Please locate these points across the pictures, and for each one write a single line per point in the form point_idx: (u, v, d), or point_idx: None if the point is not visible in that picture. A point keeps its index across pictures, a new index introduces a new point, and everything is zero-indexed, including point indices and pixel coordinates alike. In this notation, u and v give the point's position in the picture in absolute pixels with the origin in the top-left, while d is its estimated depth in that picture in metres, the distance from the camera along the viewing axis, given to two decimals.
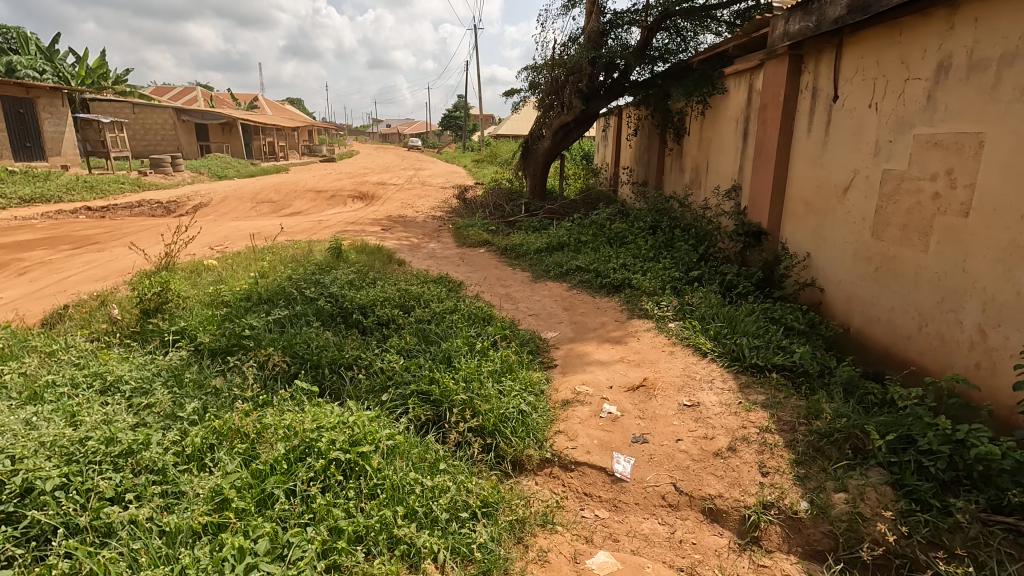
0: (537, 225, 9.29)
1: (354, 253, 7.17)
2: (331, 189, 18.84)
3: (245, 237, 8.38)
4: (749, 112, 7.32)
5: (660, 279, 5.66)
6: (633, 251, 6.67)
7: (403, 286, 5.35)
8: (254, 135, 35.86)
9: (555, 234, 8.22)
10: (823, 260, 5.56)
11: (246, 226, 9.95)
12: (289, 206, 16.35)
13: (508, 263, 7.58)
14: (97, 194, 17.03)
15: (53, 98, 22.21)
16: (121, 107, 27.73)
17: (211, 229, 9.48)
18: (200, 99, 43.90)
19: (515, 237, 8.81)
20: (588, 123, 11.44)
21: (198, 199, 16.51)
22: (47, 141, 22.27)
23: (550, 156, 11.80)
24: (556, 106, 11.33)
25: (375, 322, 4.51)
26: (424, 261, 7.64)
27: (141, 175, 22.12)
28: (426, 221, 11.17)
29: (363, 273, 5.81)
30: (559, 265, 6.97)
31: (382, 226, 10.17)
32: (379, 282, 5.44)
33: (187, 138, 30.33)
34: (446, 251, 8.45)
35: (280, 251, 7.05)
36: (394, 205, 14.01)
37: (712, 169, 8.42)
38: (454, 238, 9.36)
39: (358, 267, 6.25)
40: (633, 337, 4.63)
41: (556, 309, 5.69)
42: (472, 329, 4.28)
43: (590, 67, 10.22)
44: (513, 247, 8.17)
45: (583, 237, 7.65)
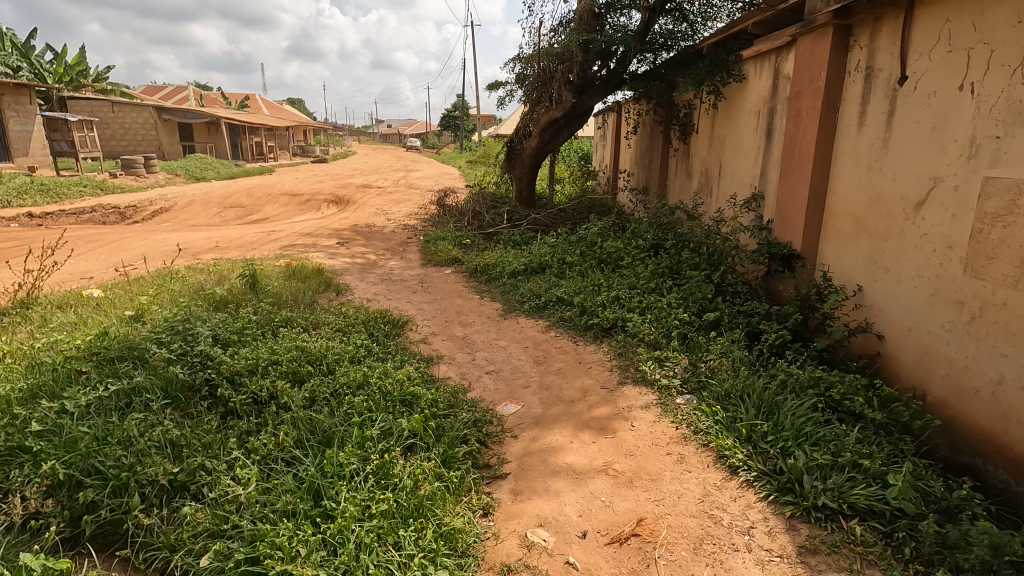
0: (518, 239, 7.89)
1: (282, 280, 5.75)
2: (308, 192, 17.46)
3: (163, 256, 7.00)
4: (774, 103, 5.90)
5: (665, 324, 4.23)
6: (628, 279, 5.25)
7: (313, 337, 3.91)
8: (241, 135, 34.54)
9: (537, 252, 6.79)
10: (882, 297, 4.14)
11: (182, 238, 8.58)
12: (258, 212, 14.98)
13: (476, 290, 6.17)
14: (52, 199, 15.70)
15: (20, 95, 20.95)
16: (99, 105, 26.47)
17: (134, 243, 8.10)
18: (190, 98, 42.63)
19: (490, 253, 7.40)
20: (581, 120, 9.99)
21: (160, 203, 15.15)
22: (12, 141, 20.99)
23: (537, 158, 10.35)
24: (544, 100, 9.90)
25: (247, 403, 3.09)
26: (374, 287, 6.22)
27: (111, 176, 20.81)
28: (395, 231, 9.75)
29: (270, 314, 4.38)
30: (536, 295, 5.56)
31: (340, 239, 8.78)
32: (282, 332, 4.00)
33: (169, 138, 29.03)
34: (406, 272, 7.04)
35: (190, 276, 5.65)
36: (367, 211, 12.61)
37: (728, 174, 6.97)
38: (421, 254, 7.96)
39: (272, 304, 4.81)
40: (624, 421, 3.19)
41: (523, 362, 4.26)
42: (379, 417, 2.85)
43: (581, 54, 8.78)
44: (485, 268, 6.74)
45: (568, 257, 6.22)
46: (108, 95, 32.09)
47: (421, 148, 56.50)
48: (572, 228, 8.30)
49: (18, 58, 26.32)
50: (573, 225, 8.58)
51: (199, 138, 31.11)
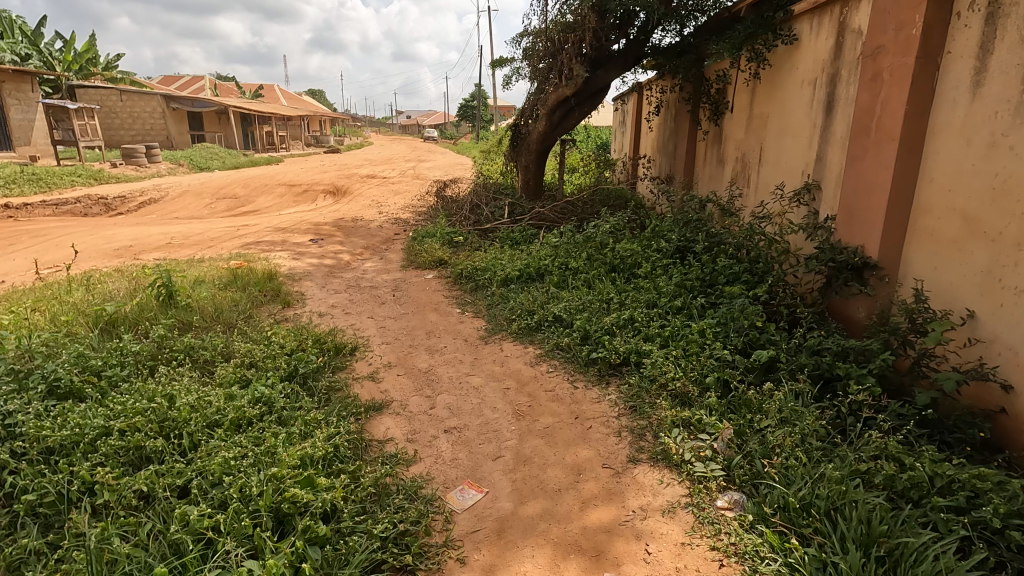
0: (516, 236, 6.70)
1: (214, 289, 4.65)
2: (307, 183, 16.43)
3: (98, 256, 5.97)
4: (839, 67, 4.59)
5: (698, 366, 3.03)
6: (647, 294, 4.04)
7: (196, 383, 2.79)
8: (252, 124, 33.79)
9: (536, 254, 5.58)
10: (1011, 330, 2.90)
11: (136, 232, 7.55)
12: (250, 203, 14.00)
13: (457, 301, 5.01)
14: (40, 188, 14.92)
15: (20, 82, 20.34)
16: (107, 93, 25.88)
17: (81, 238, 7.11)
18: (205, 88, 42.15)
19: (482, 254, 6.22)
20: (595, 99, 8.70)
21: (151, 193, 14.29)
22: (14, 129, 20.40)
23: (545, 143, 9.08)
24: (552, 77, 8.62)
25: (43, 505, 1.99)
26: (333, 297, 5.08)
27: (111, 166, 20.07)
28: (382, 226, 8.62)
29: (161, 346, 3.27)
30: (528, 312, 4.39)
31: (317, 236, 7.67)
32: (160, 374, 2.88)
33: (178, 128, 28.37)
34: (380, 276, 5.90)
35: (99, 284, 4.58)
36: (361, 203, 11.50)
37: (772, 160, 5.68)
38: (404, 254, 6.82)
39: (178, 329, 3.70)
40: (635, 542, 2.04)
41: (498, 413, 3.10)
42: (221, 553, 1.76)
43: (594, 20, 7.47)
44: (472, 273, 5.56)
45: (572, 263, 5.00)
46: (119, 83, 31.57)
47: (439, 139, 55.30)
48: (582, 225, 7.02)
49: (26, 46, 25.80)
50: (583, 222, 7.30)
51: (209, 128, 30.42)
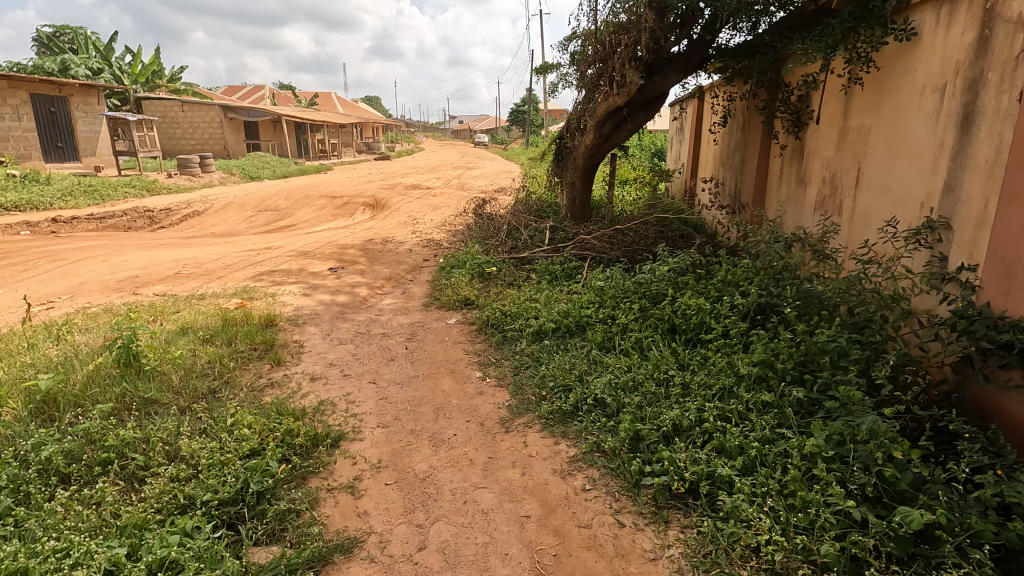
0: (556, 270, 5.77)
1: (194, 343, 3.98)
2: (349, 194, 16.04)
3: (96, 289, 5.48)
4: (988, 69, 3.43)
5: (805, 522, 2.05)
6: (719, 377, 3.04)
7: (85, 532, 2.04)
8: (305, 132, 34.28)
9: (577, 300, 4.64)
10: None
11: (151, 257, 7.09)
12: (290, 217, 13.67)
13: (478, 360, 4.14)
14: (93, 200, 15.11)
15: (88, 95, 20.98)
16: (170, 104, 26.70)
17: (93, 265, 6.68)
18: (265, 97, 43.34)
19: (516, 293, 5.33)
20: (650, 109, 7.62)
21: (195, 206, 14.20)
22: (80, 141, 21.13)
23: (593, 159, 8.03)
24: (602, 84, 7.61)
25: None
26: (335, 350, 4.31)
27: (166, 177, 20.38)
28: (411, 250, 7.87)
29: (82, 447, 2.58)
30: (562, 387, 3.47)
31: (339, 262, 6.99)
32: (50, 511, 2.16)
33: (237, 137, 28.57)
34: (396, 319, 5.11)
35: (70, 336, 4.01)
36: (396, 219, 10.84)
37: (878, 186, 4.52)
38: (429, 288, 6.03)
39: (123, 413, 3.02)
40: None
41: (510, 567, 2.22)
42: None
43: (652, 19, 6.45)
44: (500, 321, 4.68)
45: (621, 317, 4.02)
46: (182, 94, 32.61)
47: (489, 145, 54.80)
48: (632, 262, 5.84)
49: (97, 61, 26.90)
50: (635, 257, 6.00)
51: (264, 136, 30.98)
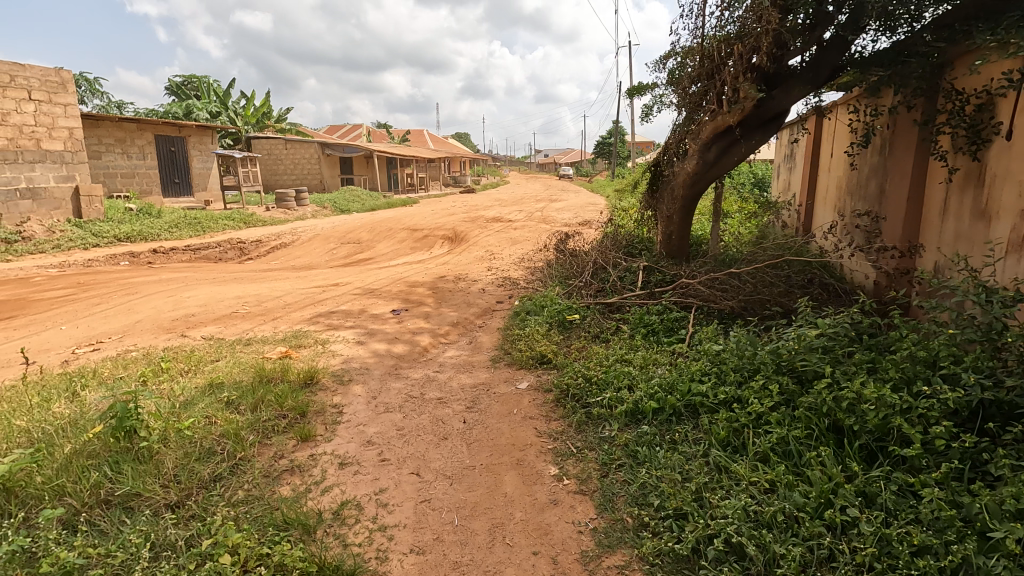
0: (653, 325, 4.70)
1: (213, 408, 3.32)
2: (429, 227, 15.79)
3: (147, 330, 5.11)
4: None
5: None
6: (948, 537, 1.88)
7: None
8: (395, 167, 35.45)
9: (684, 370, 3.54)
10: None
11: (217, 292, 6.79)
12: (370, 250, 13.52)
13: (554, 449, 3.15)
14: (195, 232, 15.87)
15: (203, 135, 22.70)
16: (275, 143, 28.50)
17: (160, 300, 6.45)
18: (362, 135, 45.75)
19: (604, 352, 4.32)
20: (768, 131, 6.39)
21: (283, 239, 14.49)
22: (194, 177, 22.78)
23: (694, 190, 6.87)
24: (706, 105, 6.52)
25: None
26: (378, 421, 3.50)
27: (264, 210, 21.40)
28: (484, 290, 7.07)
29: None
30: (672, 510, 2.41)
31: (404, 303, 6.31)
32: None
33: (332, 173, 29.91)
34: (457, 378, 4.25)
35: (86, 392, 3.50)
36: (472, 254, 10.18)
37: None
38: (499, 338, 5.15)
39: (89, 516, 2.35)
40: None
41: None
42: None
43: (774, 22, 5.33)
44: (582, 391, 3.68)
45: (751, 402, 2.90)
46: (287, 134, 34.94)
47: (573, 177, 54.31)
48: (754, 315, 4.59)
49: (216, 105, 29.39)
50: (760, 307, 4.68)
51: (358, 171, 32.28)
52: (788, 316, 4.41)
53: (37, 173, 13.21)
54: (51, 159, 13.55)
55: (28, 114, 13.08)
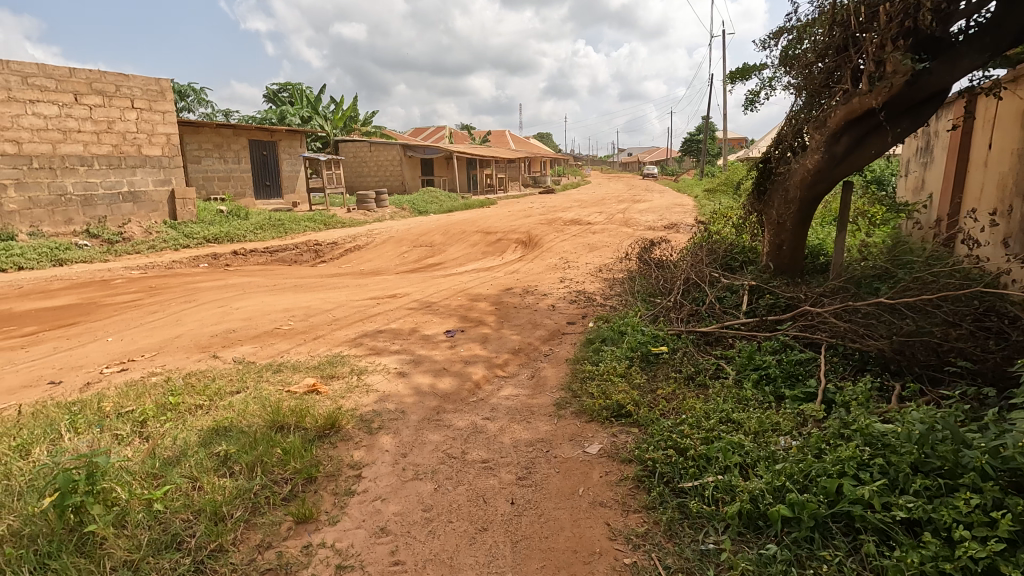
0: (770, 375, 3.58)
1: (200, 469, 2.66)
2: (504, 230, 15.09)
3: (182, 348, 4.68)
4: None
5: None
6: None
7: None
8: (475, 168, 35.29)
9: (827, 454, 2.47)
10: None
11: (269, 302, 6.38)
12: (442, 254, 13.02)
13: (633, 567, 2.20)
14: (278, 233, 16.20)
15: (293, 140, 23.49)
16: (360, 146, 29.18)
17: (211, 309, 6.12)
18: (445, 137, 46.33)
19: (701, 406, 3.29)
20: (921, 115, 4.91)
21: (358, 241, 14.36)
22: (284, 180, 23.62)
23: (815, 191, 5.53)
24: (835, 86, 5.20)
25: None
26: (400, 495, 2.70)
27: (345, 211, 21.71)
28: (553, 307, 6.17)
29: None
30: None
31: (461, 322, 5.54)
32: None
33: (413, 174, 30.15)
34: (508, 431, 3.38)
35: (72, 434, 2.97)
36: (544, 262, 9.29)
37: None
38: (566, 373, 4.22)
39: None
40: None
41: None
42: None
43: None
44: (672, 467, 2.72)
45: (959, 536, 1.83)
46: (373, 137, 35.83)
47: (658, 177, 51.93)
48: (912, 373, 3.32)
49: (308, 110, 30.57)
50: (926, 364, 3.31)
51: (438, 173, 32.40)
52: (974, 382, 3.09)
53: (138, 178, 13.68)
54: (150, 163, 13.97)
55: (131, 122, 13.49)
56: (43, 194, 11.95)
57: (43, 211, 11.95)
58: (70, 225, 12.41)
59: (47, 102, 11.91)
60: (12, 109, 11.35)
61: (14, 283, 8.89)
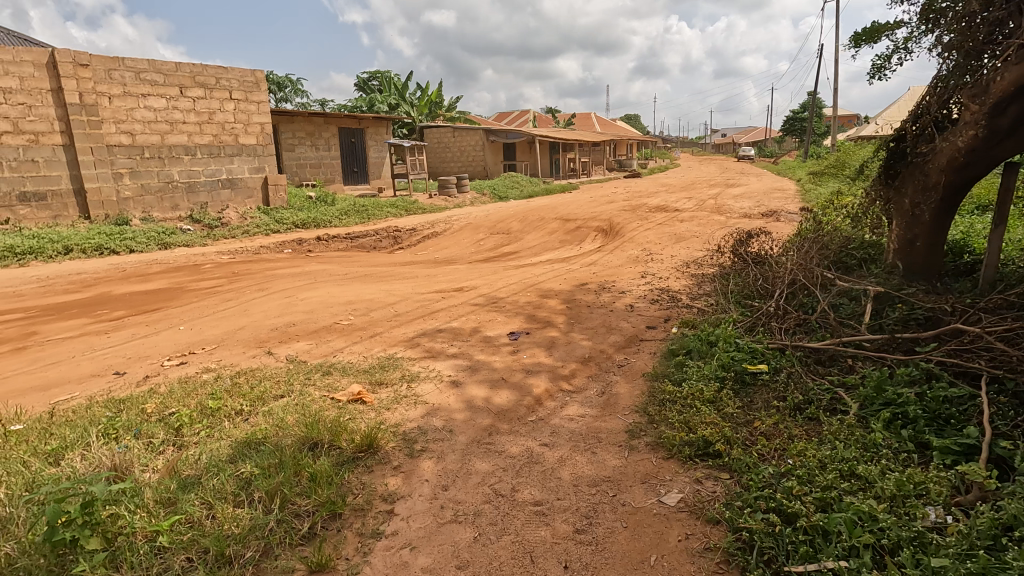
0: (908, 415, 2.80)
1: (217, 494, 2.39)
2: (584, 216, 14.40)
3: (242, 342, 4.57)
4: None
5: None
6: None
7: None
8: (558, 152, 34.51)
9: (1014, 558, 1.75)
10: None
11: (336, 293, 6.24)
12: (519, 241, 12.60)
13: None
14: (361, 219, 16.53)
15: (380, 127, 23.96)
16: (444, 131, 29.37)
17: (280, 299, 6.07)
18: (529, 121, 45.76)
19: (814, 453, 2.60)
20: None
21: (436, 228, 14.28)
22: (371, 166, 24.22)
23: (966, 175, 4.43)
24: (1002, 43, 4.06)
25: None
26: (433, 544, 2.28)
27: (427, 197, 21.88)
28: (632, 307, 5.52)
29: None
30: None
31: (528, 322, 5.06)
32: None
33: (495, 159, 29.94)
34: (569, 464, 2.86)
35: (105, 440, 2.83)
36: (625, 254, 8.58)
37: None
38: (642, 392, 3.62)
39: None
40: None
41: None
42: None
43: None
44: (776, 542, 2.10)
45: None
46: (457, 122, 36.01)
47: (755, 159, 48.37)
48: None
49: (395, 97, 31.15)
50: None
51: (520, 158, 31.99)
52: None
53: (235, 165, 14.30)
54: (246, 152, 14.53)
55: (230, 112, 14.02)
56: (153, 181, 12.80)
57: (153, 197, 12.81)
58: (176, 211, 13.24)
59: (156, 95, 12.61)
60: (126, 102, 12.15)
61: (121, 266, 9.51)
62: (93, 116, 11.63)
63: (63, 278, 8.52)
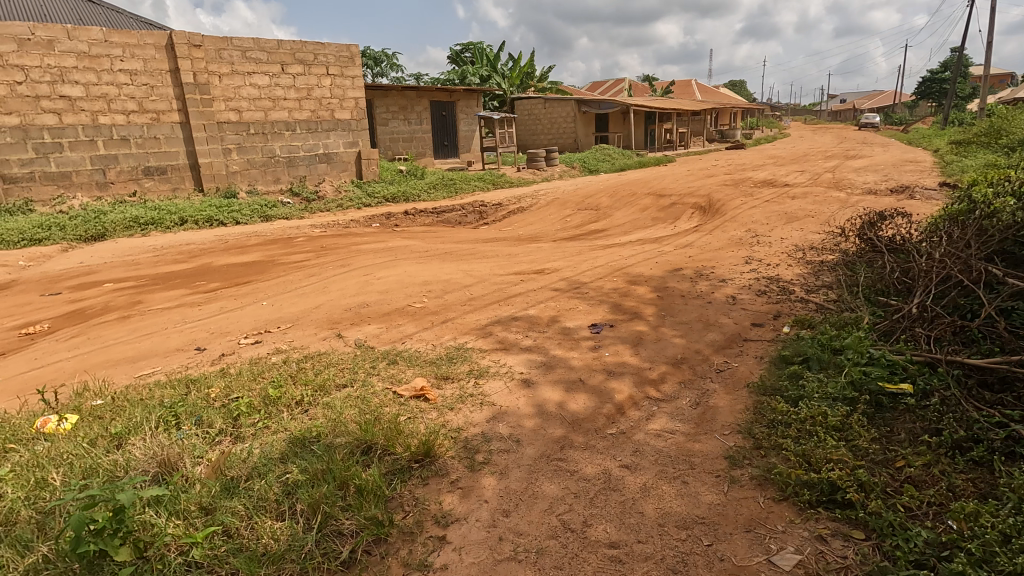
0: None
1: (258, 503, 2.20)
2: (680, 192, 13.37)
3: (315, 323, 4.47)
4: None
5: None
6: None
7: None
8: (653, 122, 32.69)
9: None
10: None
11: (414, 272, 6.06)
12: (608, 218, 11.92)
13: None
14: (448, 193, 16.52)
15: (470, 99, 23.77)
16: (535, 103, 28.69)
17: (359, 276, 5.98)
18: (624, 90, 43.68)
19: (992, 519, 1.95)
20: None
21: (522, 203, 13.91)
22: (461, 139, 24.19)
23: None
24: None
25: None
26: None
27: (515, 171, 21.52)
28: (734, 299, 4.84)
29: None
30: None
31: (612, 313, 4.55)
32: None
33: (586, 131, 28.87)
34: (655, 496, 2.40)
35: (165, 428, 2.76)
36: (726, 236, 7.71)
37: None
38: (745, 407, 3.04)
39: None
40: None
41: None
42: None
43: None
44: None
45: None
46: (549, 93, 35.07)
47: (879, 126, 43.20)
48: None
49: (487, 68, 30.77)
50: None
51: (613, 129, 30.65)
52: None
53: (331, 140, 14.69)
54: (341, 127, 14.83)
55: (327, 88, 14.33)
56: (257, 156, 13.41)
57: (258, 171, 13.45)
58: (277, 184, 13.86)
59: (260, 73, 13.11)
60: (234, 81, 12.72)
61: (226, 238, 10.04)
62: (205, 95, 12.30)
63: (175, 249, 9.10)
